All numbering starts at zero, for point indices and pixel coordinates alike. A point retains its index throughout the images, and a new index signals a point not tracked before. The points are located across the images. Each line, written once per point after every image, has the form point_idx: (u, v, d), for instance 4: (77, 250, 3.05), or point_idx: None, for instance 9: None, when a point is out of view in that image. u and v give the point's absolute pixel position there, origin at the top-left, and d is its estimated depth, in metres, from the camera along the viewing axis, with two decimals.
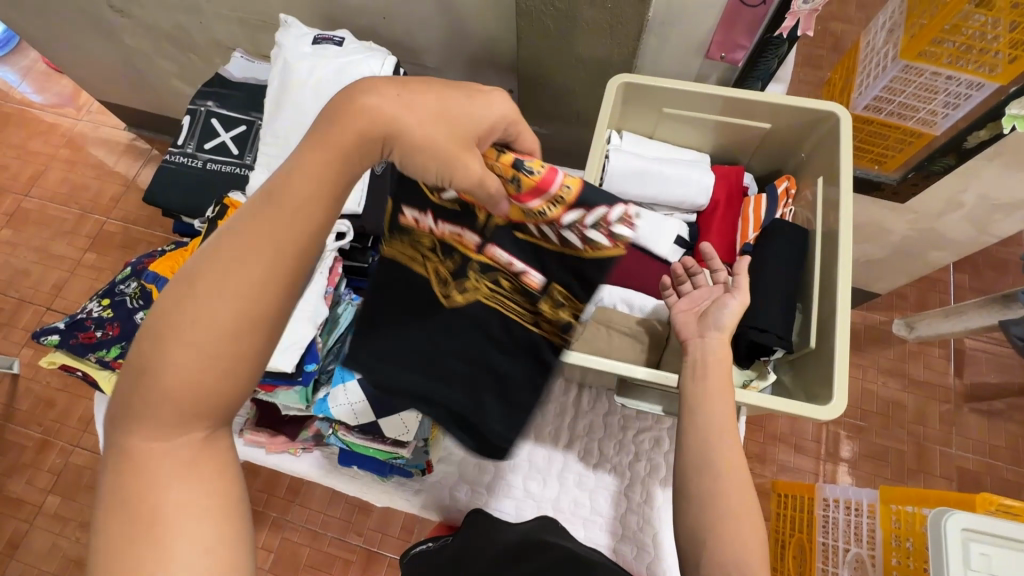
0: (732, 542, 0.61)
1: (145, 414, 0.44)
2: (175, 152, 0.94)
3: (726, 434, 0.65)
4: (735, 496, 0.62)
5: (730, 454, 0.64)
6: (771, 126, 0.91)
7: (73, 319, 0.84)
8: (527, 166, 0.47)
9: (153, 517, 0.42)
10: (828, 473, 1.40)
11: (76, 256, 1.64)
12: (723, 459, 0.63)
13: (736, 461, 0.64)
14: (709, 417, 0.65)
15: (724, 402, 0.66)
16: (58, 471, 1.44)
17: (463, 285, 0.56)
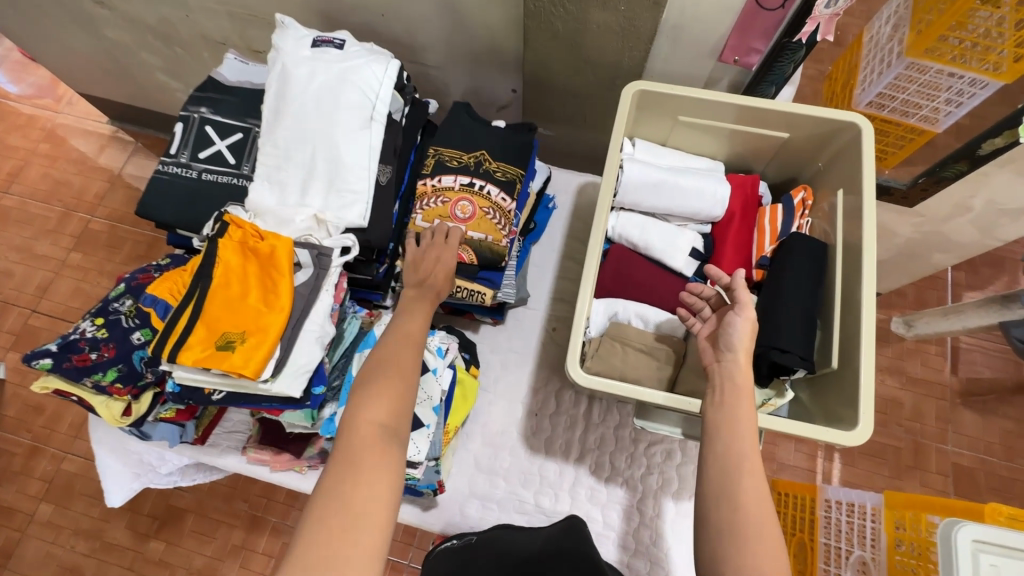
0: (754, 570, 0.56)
1: (368, 406, 0.66)
2: (168, 162, 0.89)
3: (747, 456, 0.62)
4: (758, 521, 0.59)
5: (753, 477, 0.61)
6: (788, 136, 0.89)
7: (64, 340, 0.79)
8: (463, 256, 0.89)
9: (359, 481, 0.60)
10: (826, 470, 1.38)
11: (60, 256, 1.58)
12: (745, 482, 0.60)
13: (760, 484, 0.61)
14: (734, 440, 0.63)
15: (747, 425, 0.64)
16: (50, 479, 1.40)
17: (471, 167, 0.91)
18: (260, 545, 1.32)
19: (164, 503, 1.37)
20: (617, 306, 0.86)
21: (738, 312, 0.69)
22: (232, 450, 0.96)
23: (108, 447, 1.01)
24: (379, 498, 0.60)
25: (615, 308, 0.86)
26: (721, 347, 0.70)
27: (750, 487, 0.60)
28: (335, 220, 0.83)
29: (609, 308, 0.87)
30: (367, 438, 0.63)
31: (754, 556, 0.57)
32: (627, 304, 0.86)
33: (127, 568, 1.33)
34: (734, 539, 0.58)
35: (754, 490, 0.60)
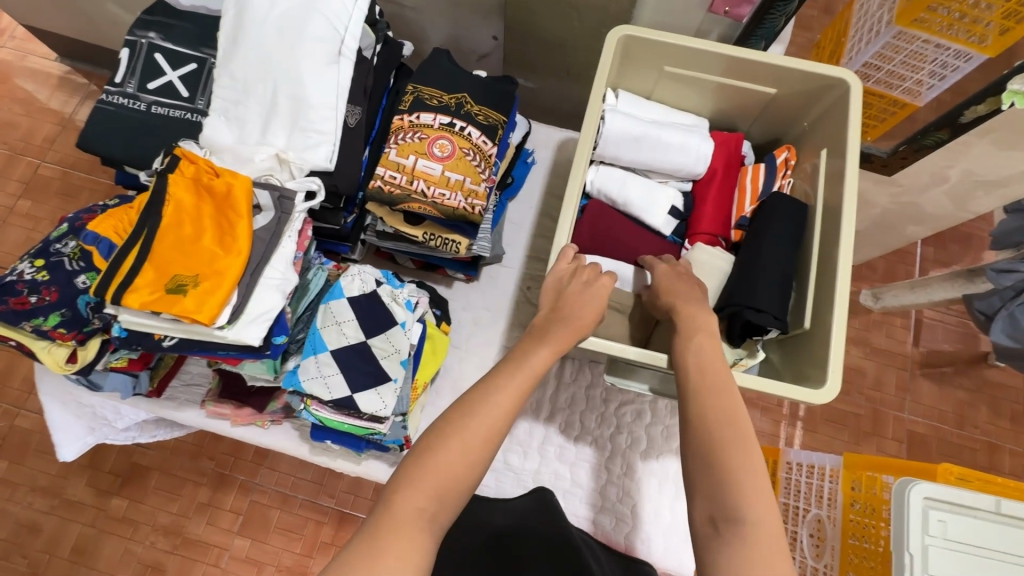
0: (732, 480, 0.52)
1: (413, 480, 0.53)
2: (113, 92, 0.81)
3: (710, 377, 0.60)
4: (729, 432, 0.55)
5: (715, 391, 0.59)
6: (775, 92, 0.86)
7: (0, 282, 0.74)
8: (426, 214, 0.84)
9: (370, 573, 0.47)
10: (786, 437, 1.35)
11: (7, 203, 1.47)
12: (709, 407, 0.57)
13: (727, 401, 0.58)
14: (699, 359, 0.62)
15: (714, 353, 0.63)
16: (2, 435, 1.34)
17: (456, 107, 0.87)
18: (227, 502, 1.30)
19: (126, 460, 1.33)
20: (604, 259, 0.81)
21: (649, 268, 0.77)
22: (190, 404, 0.93)
23: (58, 398, 0.96)
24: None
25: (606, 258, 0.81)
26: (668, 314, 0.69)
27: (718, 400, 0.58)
28: (298, 161, 0.78)
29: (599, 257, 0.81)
30: (401, 523, 0.51)
31: (729, 460, 0.53)
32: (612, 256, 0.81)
33: (88, 525, 1.29)
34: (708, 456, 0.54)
35: (719, 405, 0.57)
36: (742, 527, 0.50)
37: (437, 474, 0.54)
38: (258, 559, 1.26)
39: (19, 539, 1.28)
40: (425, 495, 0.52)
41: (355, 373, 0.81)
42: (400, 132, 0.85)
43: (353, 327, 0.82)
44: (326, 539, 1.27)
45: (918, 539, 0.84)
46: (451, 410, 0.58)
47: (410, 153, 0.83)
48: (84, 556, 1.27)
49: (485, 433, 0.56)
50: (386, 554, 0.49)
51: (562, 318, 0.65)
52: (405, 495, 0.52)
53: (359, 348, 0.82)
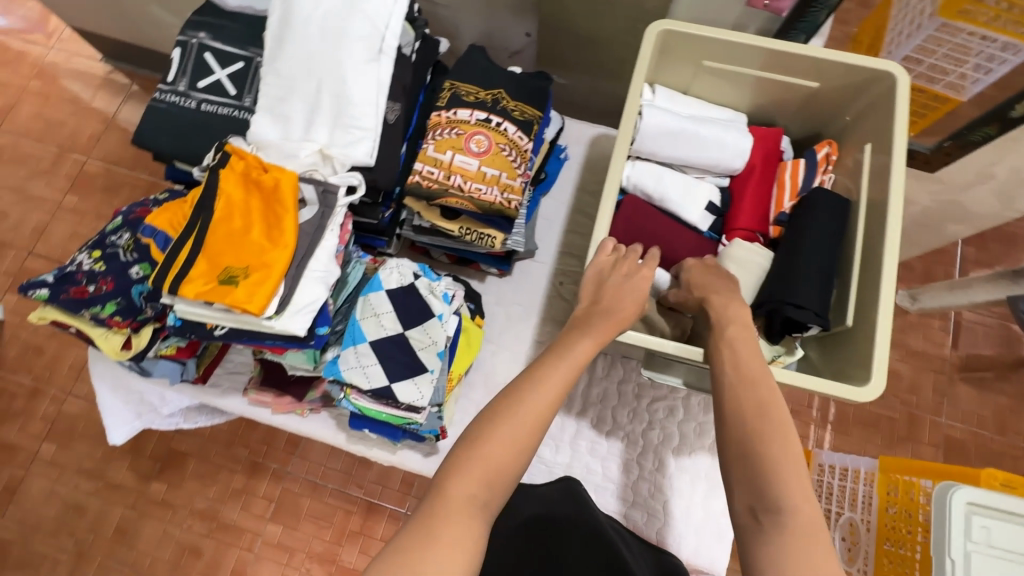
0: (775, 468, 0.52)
1: (461, 470, 0.54)
2: (165, 90, 0.84)
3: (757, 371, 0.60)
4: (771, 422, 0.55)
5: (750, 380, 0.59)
6: (817, 86, 0.84)
7: (62, 272, 0.78)
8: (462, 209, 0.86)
9: (427, 557, 0.49)
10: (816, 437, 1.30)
11: (56, 198, 1.54)
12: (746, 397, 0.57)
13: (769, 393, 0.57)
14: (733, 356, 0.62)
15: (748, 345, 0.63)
16: (52, 419, 1.40)
17: (494, 103, 0.87)
18: (260, 489, 1.34)
19: (166, 446, 1.39)
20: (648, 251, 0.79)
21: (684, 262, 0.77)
22: (232, 391, 0.96)
23: (109, 384, 1.00)
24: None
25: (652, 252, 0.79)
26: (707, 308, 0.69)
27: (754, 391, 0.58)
28: (341, 156, 0.80)
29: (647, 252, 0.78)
30: (454, 510, 0.52)
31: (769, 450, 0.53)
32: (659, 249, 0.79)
33: (129, 507, 1.35)
34: (744, 447, 0.54)
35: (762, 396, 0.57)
36: (783, 519, 0.50)
37: (485, 463, 0.55)
38: (289, 545, 1.30)
39: (67, 518, 1.35)
40: (475, 484, 0.54)
41: (394, 363, 0.83)
42: (438, 127, 0.86)
43: (392, 319, 0.84)
44: (354, 528, 1.30)
45: (960, 544, 0.82)
46: (493, 402, 0.59)
47: (447, 149, 0.85)
48: (126, 537, 1.33)
49: (530, 423, 0.57)
50: (440, 539, 0.50)
51: (601, 312, 0.66)
52: (457, 483, 0.54)
53: (397, 339, 0.84)
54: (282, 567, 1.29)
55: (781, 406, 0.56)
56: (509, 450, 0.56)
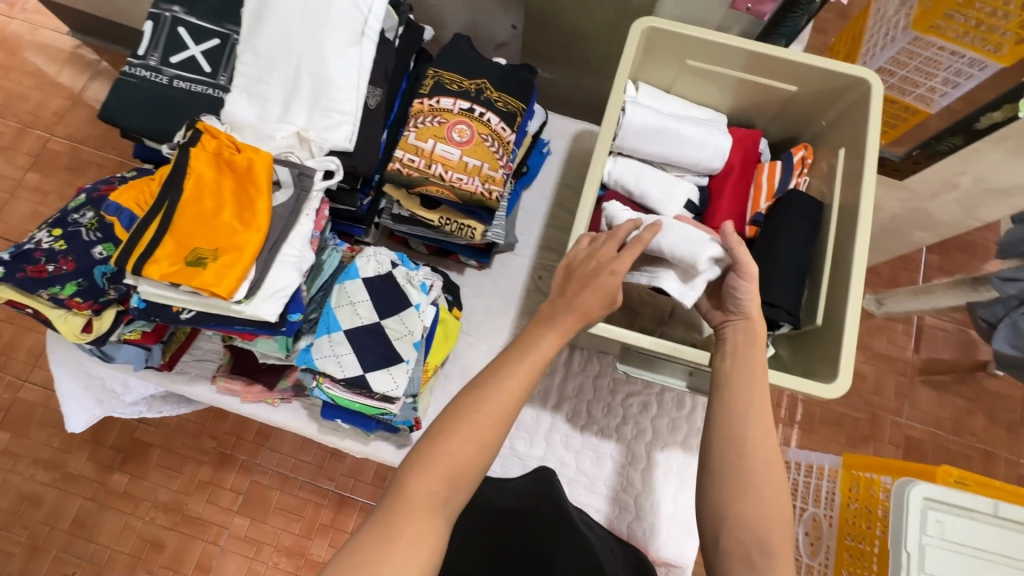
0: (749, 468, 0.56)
1: (426, 467, 0.54)
2: (135, 64, 0.81)
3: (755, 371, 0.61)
4: (753, 424, 0.58)
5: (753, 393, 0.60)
6: (795, 90, 0.86)
7: (18, 249, 0.75)
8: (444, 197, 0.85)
9: (391, 551, 0.50)
10: (783, 436, 1.34)
11: (15, 175, 1.46)
12: (755, 411, 0.58)
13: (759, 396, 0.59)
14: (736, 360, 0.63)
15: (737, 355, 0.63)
16: (6, 406, 1.34)
17: (478, 93, 0.87)
18: (227, 482, 1.31)
19: (129, 436, 1.34)
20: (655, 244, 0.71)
21: (742, 276, 0.64)
22: (200, 378, 0.93)
23: (68, 369, 0.96)
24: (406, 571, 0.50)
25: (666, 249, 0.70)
26: (728, 307, 0.67)
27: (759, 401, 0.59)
28: (319, 140, 0.78)
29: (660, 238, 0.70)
30: (417, 506, 0.52)
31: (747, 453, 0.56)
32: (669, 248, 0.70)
33: (88, 499, 1.30)
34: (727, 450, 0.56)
35: (757, 398, 0.59)
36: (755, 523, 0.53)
37: (442, 459, 0.54)
38: (257, 539, 1.27)
39: (20, 510, 1.29)
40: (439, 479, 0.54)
41: (369, 353, 0.82)
42: (419, 115, 0.85)
43: (369, 309, 0.83)
44: (325, 521, 1.28)
45: (916, 538, 0.85)
46: (461, 393, 0.58)
47: (429, 137, 0.84)
48: (83, 530, 1.28)
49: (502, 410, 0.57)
50: (395, 536, 0.51)
51: (567, 304, 0.63)
52: (417, 481, 0.53)
53: (374, 328, 0.83)
54: (249, 560, 1.26)
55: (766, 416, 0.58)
56: (475, 446, 0.55)
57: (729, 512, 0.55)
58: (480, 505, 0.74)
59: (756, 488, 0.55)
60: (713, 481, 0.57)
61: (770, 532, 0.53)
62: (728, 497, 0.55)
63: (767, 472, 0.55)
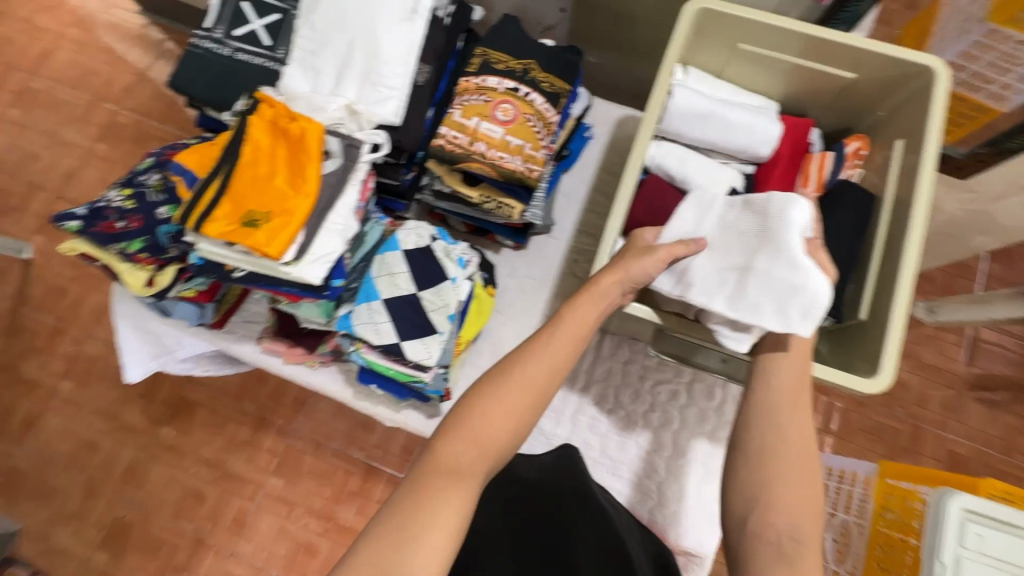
0: (787, 454, 0.56)
1: (480, 421, 0.57)
2: (202, 37, 0.86)
3: (794, 355, 0.61)
4: (788, 410, 0.58)
5: (785, 381, 0.60)
6: (854, 77, 0.83)
7: (92, 207, 0.81)
8: (482, 173, 0.85)
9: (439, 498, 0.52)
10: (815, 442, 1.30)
11: (86, 145, 1.57)
12: (787, 401, 0.58)
13: (798, 385, 0.60)
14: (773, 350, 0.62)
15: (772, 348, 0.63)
16: (71, 358, 1.45)
17: (529, 73, 0.88)
18: (265, 443, 1.38)
19: (178, 393, 1.43)
20: (753, 251, 0.63)
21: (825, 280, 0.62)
22: (247, 339, 0.99)
23: (130, 323, 1.03)
24: (445, 523, 0.52)
25: (772, 243, 0.62)
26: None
27: (792, 390, 0.59)
28: (368, 112, 0.81)
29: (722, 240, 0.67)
30: (467, 460, 0.55)
31: (785, 438, 0.56)
32: (774, 240, 0.62)
33: (140, 449, 1.40)
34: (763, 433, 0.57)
35: (793, 385, 0.60)
36: (788, 509, 0.53)
37: (483, 418, 0.57)
38: (290, 499, 1.34)
39: (80, 454, 1.40)
40: (480, 444, 0.56)
41: (405, 323, 0.85)
42: (466, 93, 0.86)
43: (407, 279, 0.86)
44: (354, 488, 1.33)
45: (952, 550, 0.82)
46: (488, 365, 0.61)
47: (471, 115, 0.85)
48: (135, 477, 1.38)
49: (536, 376, 0.60)
50: (428, 492, 0.53)
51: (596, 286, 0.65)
52: (451, 441, 0.56)
53: (409, 299, 0.86)
54: (282, 518, 1.33)
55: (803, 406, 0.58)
56: (522, 403, 0.58)
57: (759, 493, 0.55)
58: (505, 478, 0.75)
59: (788, 475, 0.55)
60: (742, 467, 0.57)
61: (800, 518, 0.53)
62: (753, 483, 0.55)
63: (800, 458, 0.55)
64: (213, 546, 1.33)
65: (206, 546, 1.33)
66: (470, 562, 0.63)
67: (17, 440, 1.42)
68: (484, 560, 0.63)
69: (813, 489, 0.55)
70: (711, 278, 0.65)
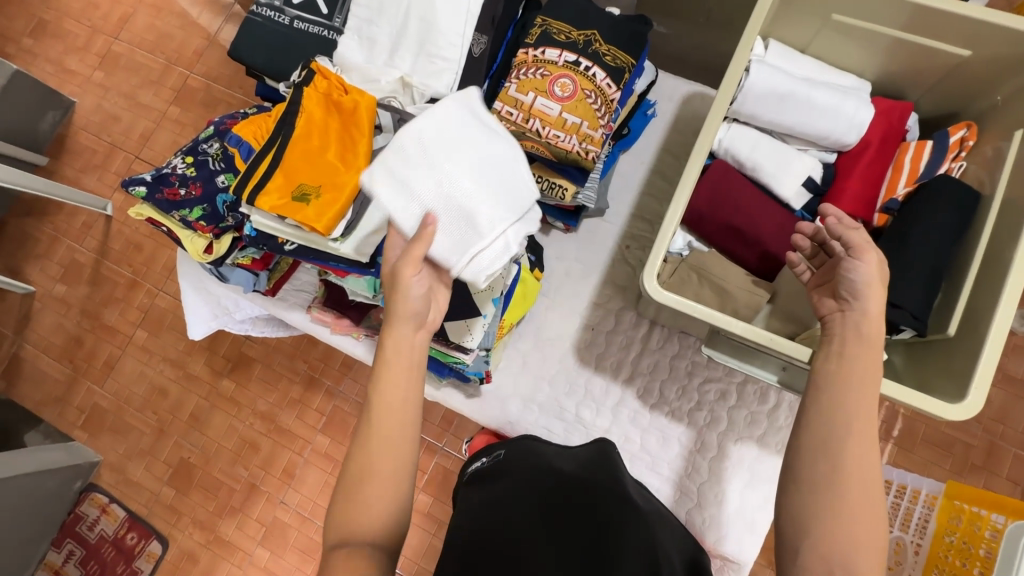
0: (844, 484, 0.51)
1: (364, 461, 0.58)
2: (262, 5, 0.85)
3: (863, 374, 0.54)
4: (850, 435, 0.52)
5: (850, 402, 0.53)
6: (969, 56, 0.72)
7: (158, 173, 0.84)
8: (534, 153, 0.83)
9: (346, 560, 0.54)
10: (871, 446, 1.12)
11: (161, 108, 1.64)
12: (850, 427, 0.52)
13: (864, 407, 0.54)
14: (836, 364, 0.56)
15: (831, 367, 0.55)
16: (145, 309, 1.56)
17: (591, 46, 0.82)
18: (313, 402, 1.44)
19: (237, 348, 1.51)
20: (450, 169, 0.63)
21: (857, 260, 0.57)
22: (298, 307, 1.02)
23: (192, 284, 1.08)
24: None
25: (456, 154, 0.63)
26: (842, 294, 0.58)
27: (858, 412, 0.53)
28: (421, 86, 0.79)
29: (429, 197, 0.63)
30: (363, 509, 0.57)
31: (845, 466, 0.51)
32: (467, 142, 0.64)
33: (203, 398, 1.50)
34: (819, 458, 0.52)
35: (860, 408, 0.53)
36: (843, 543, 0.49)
37: (367, 467, 0.58)
38: (335, 457, 1.40)
39: (151, 398, 1.52)
40: (365, 504, 0.57)
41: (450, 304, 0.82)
42: (522, 66, 0.82)
43: None
44: None
45: None
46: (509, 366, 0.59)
47: (526, 91, 0.81)
48: (198, 422, 1.49)
49: (396, 415, 0.59)
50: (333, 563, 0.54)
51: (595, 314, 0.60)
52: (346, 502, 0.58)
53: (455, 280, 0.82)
54: (327, 474, 1.40)
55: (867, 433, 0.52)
56: (393, 437, 0.59)
57: (810, 519, 0.51)
58: (543, 472, 0.73)
59: (850, 508, 0.50)
60: (796, 491, 0.53)
61: (856, 553, 0.49)
62: (803, 509, 0.52)
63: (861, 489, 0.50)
64: (265, 493, 1.42)
65: (259, 492, 1.42)
66: (499, 550, 0.63)
67: (99, 381, 1.56)
68: (520, 561, 0.60)
69: (876, 523, 0.50)
70: (462, 225, 0.63)
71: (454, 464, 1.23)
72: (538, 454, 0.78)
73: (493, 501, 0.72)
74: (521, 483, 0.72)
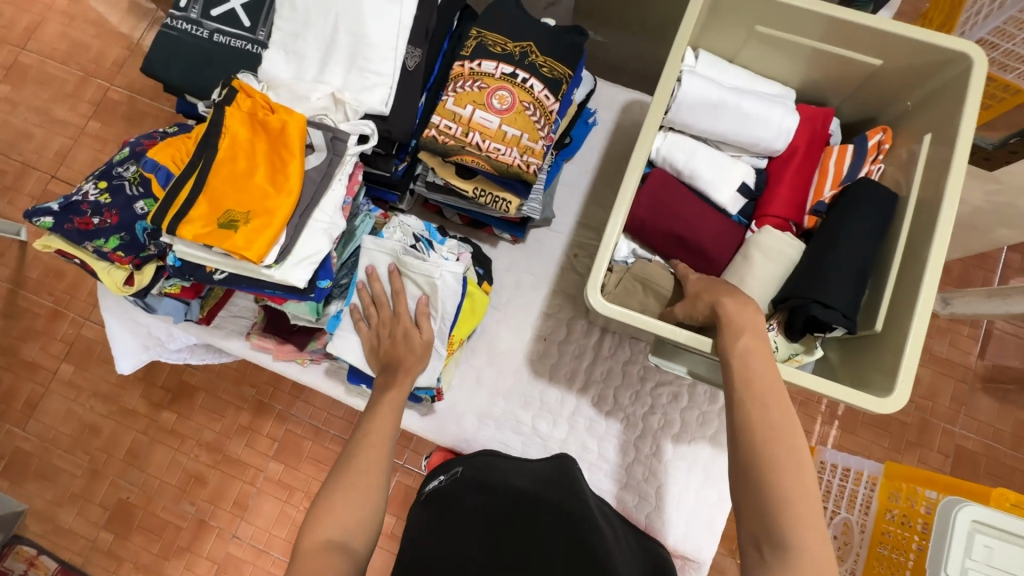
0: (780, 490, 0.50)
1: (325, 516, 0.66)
2: (177, 17, 0.80)
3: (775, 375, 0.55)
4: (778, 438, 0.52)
5: (776, 399, 0.54)
6: (878, 63, 0.76)
7: (67, 201, 0.77)
8: (475, 166, 0.80)
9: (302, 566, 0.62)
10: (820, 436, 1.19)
11: (79, 123, 1.52)
12: (778, 425, 0.53)
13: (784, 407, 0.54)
14: (762, 364, 0.56)
15: (764, 358, 0.56)
16: (70, 341, 1.44)
17: (527, 58, 0.81)
18: (264, 428, 1.37)
19: (176, 377, 1.42)
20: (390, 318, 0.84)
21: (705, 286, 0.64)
22: (236, 334, 0.96)
23: (117, 316, 1.00)
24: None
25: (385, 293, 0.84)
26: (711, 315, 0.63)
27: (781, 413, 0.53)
28: (353, 101, 0.76)
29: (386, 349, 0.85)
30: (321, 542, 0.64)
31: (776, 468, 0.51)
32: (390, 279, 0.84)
33: (141, 432, 1.40)
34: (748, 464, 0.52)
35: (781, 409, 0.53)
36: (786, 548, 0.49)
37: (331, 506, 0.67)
38: (289, 484, 1.33)
39: (82, 437, 1.40)
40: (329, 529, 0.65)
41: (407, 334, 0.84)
42: (458, 79, 0.81)
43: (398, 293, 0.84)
44: None
45: (958, 563, 0.78)
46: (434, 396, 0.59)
47: (462, 105, 0.79)
48: (136, 459, 1.38)
49: (366, 477, 0.70)
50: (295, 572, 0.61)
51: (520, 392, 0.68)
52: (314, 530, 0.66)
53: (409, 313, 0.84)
54: (281, 503, 1.33)
55: (795, 432, 0.53)
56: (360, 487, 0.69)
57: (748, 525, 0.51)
58: (499, 489, 0.72)
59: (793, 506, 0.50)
60: (738, 491, 0.53)
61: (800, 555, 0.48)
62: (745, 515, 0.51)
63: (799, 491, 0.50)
64: (216, 528, 1.34)
65: (208, 527, 1.34)
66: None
67: (20, 422, 1.42)
68: None
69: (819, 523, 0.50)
70: None
71: (415, 481, 1.17)
72: (497, 472, 0.77)
73: (439, 528, 0.69)
74: (468, 510, 0.70)
